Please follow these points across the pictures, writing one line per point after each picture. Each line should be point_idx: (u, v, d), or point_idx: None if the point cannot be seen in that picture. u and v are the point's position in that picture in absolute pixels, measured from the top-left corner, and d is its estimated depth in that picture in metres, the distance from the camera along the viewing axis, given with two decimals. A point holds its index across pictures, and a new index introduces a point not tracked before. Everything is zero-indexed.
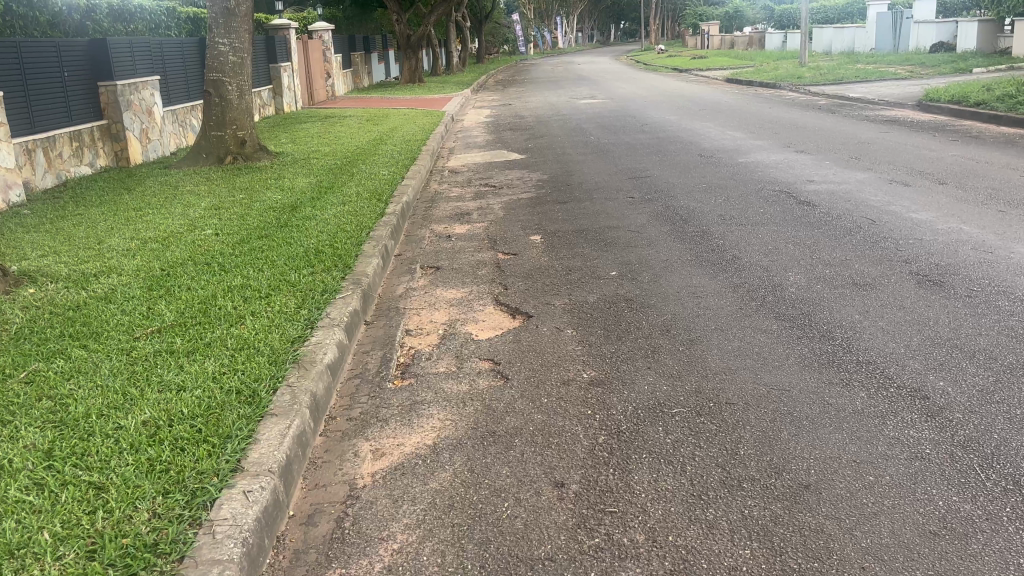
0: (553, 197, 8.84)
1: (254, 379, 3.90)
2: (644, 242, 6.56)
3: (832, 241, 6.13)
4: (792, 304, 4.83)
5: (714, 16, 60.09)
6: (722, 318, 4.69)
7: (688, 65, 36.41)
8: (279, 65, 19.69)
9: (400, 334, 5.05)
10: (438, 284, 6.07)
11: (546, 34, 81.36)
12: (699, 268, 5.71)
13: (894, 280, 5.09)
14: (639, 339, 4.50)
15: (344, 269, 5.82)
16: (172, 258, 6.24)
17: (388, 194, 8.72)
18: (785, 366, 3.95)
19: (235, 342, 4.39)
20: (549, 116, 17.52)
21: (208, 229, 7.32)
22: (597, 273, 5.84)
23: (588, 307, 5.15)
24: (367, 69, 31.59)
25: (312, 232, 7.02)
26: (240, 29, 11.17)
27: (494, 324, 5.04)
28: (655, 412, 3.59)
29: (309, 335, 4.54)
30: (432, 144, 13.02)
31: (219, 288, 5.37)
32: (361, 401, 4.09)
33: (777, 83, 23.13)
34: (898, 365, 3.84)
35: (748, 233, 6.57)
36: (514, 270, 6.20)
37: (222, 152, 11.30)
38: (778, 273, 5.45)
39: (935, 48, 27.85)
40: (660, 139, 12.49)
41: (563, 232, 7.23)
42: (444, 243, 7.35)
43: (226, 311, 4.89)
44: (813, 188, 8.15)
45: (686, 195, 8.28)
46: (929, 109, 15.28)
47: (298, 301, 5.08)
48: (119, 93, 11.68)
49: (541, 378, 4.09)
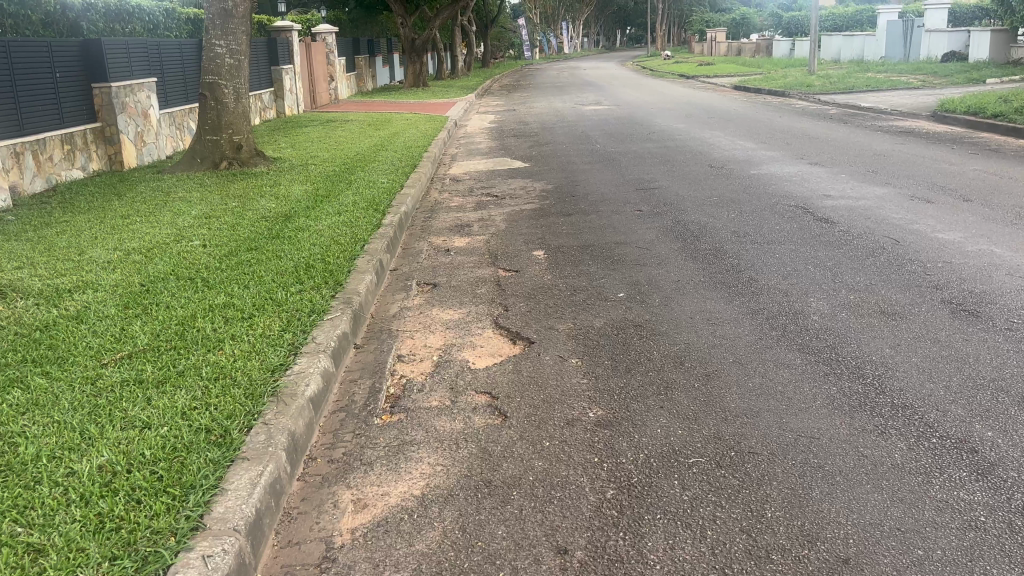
0: (557, 209, 8.47)
1: (227, 416, 3.54)
2: (653, 261, 6.19)
3: (855, 262, 5.78)
4: (817, 335, 4.47)
5: (720, 22, 59.76)
6: (741, 349, 4.33)
7: (694, 71, 36.08)
8: (280, 67, 19.34)
9: (390, 360, 4.70)
10: (434, 303, 5.71)
11: (551, 40, 81.09)
12: (713, 291, 5.35)
13: (926, 308, 4.75)
14: (649, 372, 4.15)
15: (334, 287, 5.47)
16: (154, 271, 5.89)
17: (386, 203, 8.37)
18: (812, 409, 3.60)
19: (212, 370, 4.04)
20: (555, 122, 17.17)
21: (196, 240, 6.96)
22: (604, 294, 5.48)
23: (594, 332, 4.79)
24: (370, 71, 31.27)
25: (303, 245, 6.66)
26: (237, 31, 10.84)
27: (493, 351, 4.69)
28: (669, 462, 3.25)
29: (291, 362, 4.19)
30: (434, 150, 12.68)
31: (200, 307, 5.02)
32: (344, 440, 3.73)
33: (786, 91, 22.74)
34: (939, 411, 3.49)
35: (764, 252, 6.21)
36: (515, 289, 5.84)
37: (217, 156, 10.97)
38: (800, 297, 5.10)
39: (947, 58, 27.49)
40: (668, 148, 12.12)
41: (568, 248, 6.87)
42: (442, 257, 6.99)
43: (204, 334, 4.54)
44: (831, 203, 7.78)
45: (696, 208, 7.92)
46: (944, 120, 14.93)
47: (283, 323, 4.72)
48: (112, 95, 11.33)
49: (543, 416, 3.74)
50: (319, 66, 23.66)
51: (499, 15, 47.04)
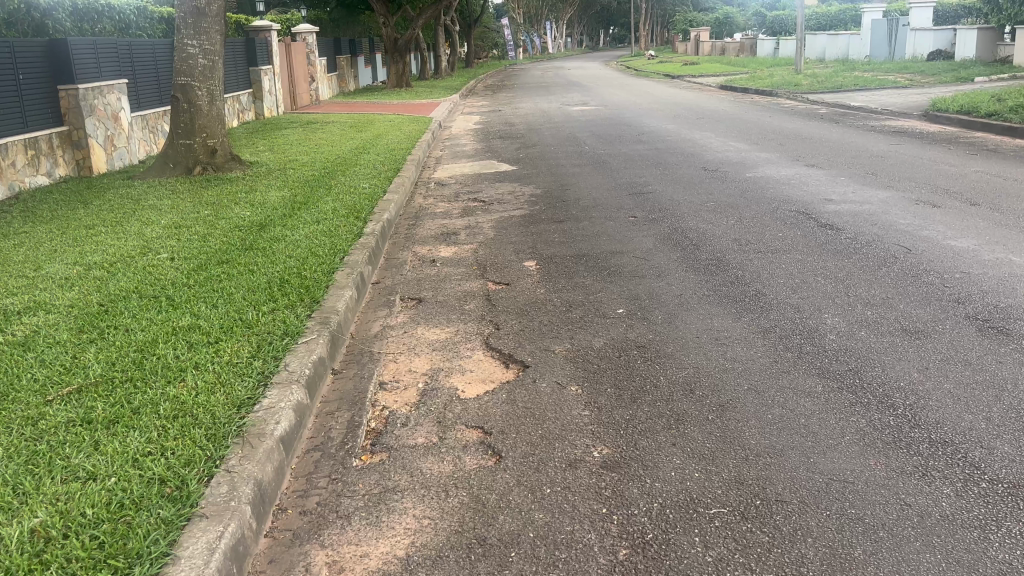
0: (548, 215, 8.09)
1: (184, 463, 3.13)
2: (653, 273, 5.81)
3: (867, 273, 5.42)
4: (835, 357, 4.10)
5: (703, 21, 59.55)
6: (756, 375, 3.95)
7: (680, 70, 35.82)
8: (258, 68, 18.84)
9: (372, 388, 4.29)
10: (420, 320, 5.30)
11: (535, 40, 80.77)
12: (719, 307, 4.97)
13: (950, 325, 4.38)
14: (657, 402, 3.76)
15: (310, 305, 5.07)
16: (116, 288, 5.47)
17: (367, 210, 7.97)
18: (842, 447, 3.22)
19: (172, 406, 3.63)
20: (541, 123, 16.80)
21: (162, 253, 6.53)
22: (602, 310, 5.10)
23: (593, 355, 4.40)
24: (352, 72, 30.77)
25: (278, 257, 6.25)
26: (210, 30, 10.37)
27: (483, 377, 4.29)
28: (688, 514, 2.87)
29: (260, 396, 3.79)
30: (418, 153, 12.27)
31: (163, 330, 4.61)
32: (318, 486, 3.33)
33: (773, 90, 22.49)
34: (985, 448, 3.12)
35: (769, 262, 5.85)
36: (506, 304, 5.44)
37: (190, 161, 10.50)
38: (813, 313, 4.73)
39: (933, 57, 27.27)
40: (659, 150, 11.78)
41: (561, 258, 6.48)
42: (428, 268, 6.58)
43: (165, 363, 4.13)
44: (834, 208, 7.44)
45: (693, 214, 7.56)
46: (936, 119, 14.67)
47: (253, 348, 4.32)
48: (80, 97, 10.84)
49: (542, 457, 3.34)
50: (300, 66, 23.17)
51: (482, 15, 46.66)
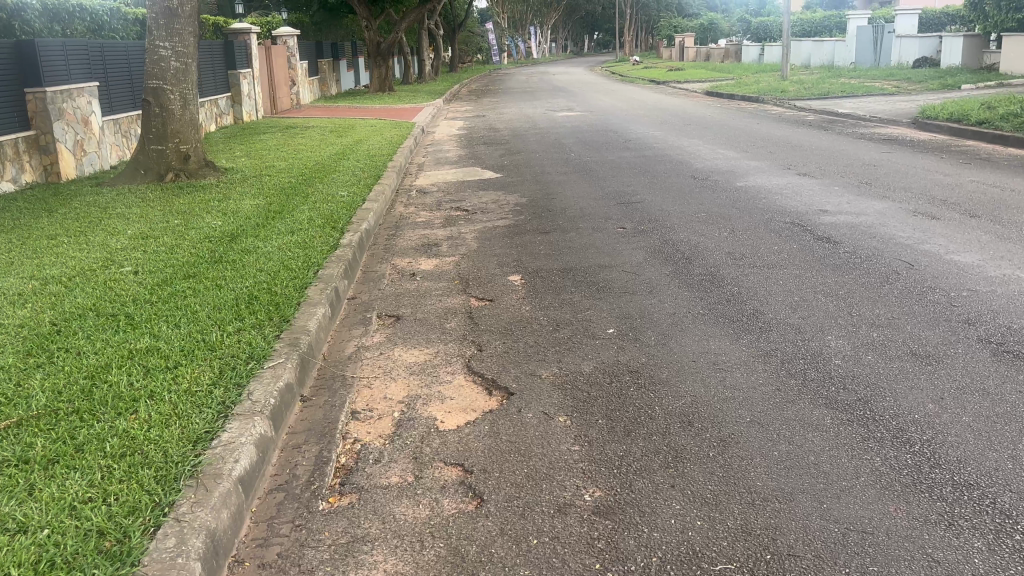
0: (533, 225, 7.80)
1: (127, 511, 2.79)
2: (644, 289, 5.52)
3: (869, 291, 5.15)
4: (844, 385, 3.82)
5: (688, 27, 59.58)
6: (759, 405, 3.67)
7: (665, 76, 35.66)
8: (237, 71, 18.46)
9: (343, 418, 3.96)
10: (398, 340, 4.98)
11: (520, 45, 80.64)
12: (716, 327, 4.68)
13: (963, 349, 4.11)
14: (653, 436, 3.46)
15: (279, 325, 4.74)
16: (72, 306, 5.11)
17: (344, 219, 7.65)
18: (857, 490, 2.93)
19: (120, 441, 3.29)
20: (526, 129, 16.54)
21: (126, 266, 6.17)
22: (592, 330, 4.80)
23: (582, 381, 4.09)
24: (334, 76, 30.40)
25: (248, 270, 5.91)
26: (183, 32, 10.01)
27: (464, 405, 3.97)
28: (690, 570, 2.57)
29: (219, 429, 3.45)
30: (400, 159, 11.94)
31: (118, 353, 4.26)
32: (279, 534, 3.00)
33: (760, 97, 22.34)
34: (1015, 493, 2.84)
35: (766, 278, 5.57)
36: (490, 323, 5.13)
37: (162, 168, 10.14)
38: (815, 336, 4.46)
39: (919, 64, 27.17)
40: (647, 157, 11.52)
41: (547, 271, 6.18)
42: (407, 283, 6.26)
43: (117, 390, 3.77)
44: (829, 220, 7.19)
45: (684, 225, 7.29)
46: (926, 127, 14.51)
47: (215, 374, 3.98)
48: (48, 100, 10.45)
49: (528, 501, 3.03)
50: (280, 70, 22.78)
51: (466, 21, 46.41)
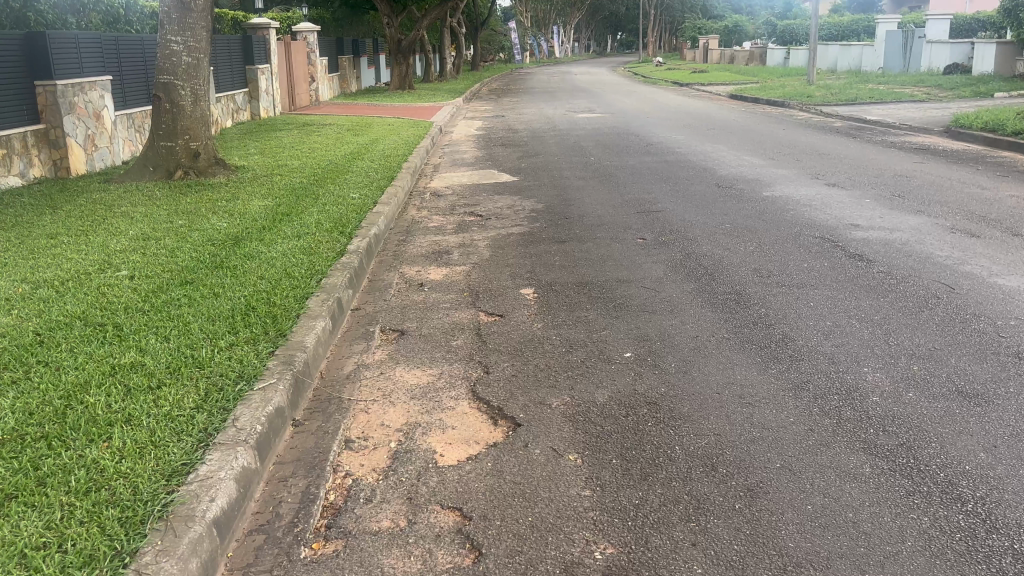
0: (549, 233, 7.48)
1: (83, 561, 2.50)
2: (664, 307, 5.19)
3: (908, 317, 4.80)
4: (883, 427, 3.48)
5: (713, 29, 58.92)
6: (791, 449, 3.34)
7: (689, 78, 35.20)
8: (255, 67, 18.24)
9: (336, 447, 3.66)
10: (400, 358, 4.68)
11: (542, 44, 80.15)
12: (742, 354, 4.35)
13: (1016, 388, 3.76)
14: (672, 482, 3.14)
15: (275, 340, 4.44)
16: (59, 314, 4.83)
17: (354, 223, 7.37)
18: (905, 559, 2.61)
19: (86, 474, 2.99)
20: (546, 130, 16.19)
21: (123, 269, 5.90)
22: (607, 354, 4.47)
23: (596, 412, 3.77)
24: (354, 73, 30.20)
25: (248, 278, 5.63)
26: (196, 26, 9.77)
27: (466, 437, 3.66)
28: None
29: (197, 462, 3.16)
30: (415, 160, 11.65)
31: (99, 369, 3.97)
32: None
33: (786, 101, 21.86)
34: None
35: (795, 299, 5.23)
36: (499, 342, 4.81)
37: (171, 165, 9.90)
38: (850, 367, 4.12)
39: (951, 69, 26.79)
40: (669, 163, 11.17)
41: (562, 285, 5.87)
42: (414, 294, 5.96)
43: (93, 412, 3.48)
44: (861, 235, 6.83)
45: (707, 237, 6.96)
46: (959, 137, 14.04)
47: (200, 397, 3.69)
48: (58, 93, 10.24)
49: (531, 557, 2.72)
50: (299, 65, 22.57)
51: (489, 19, 46.00)
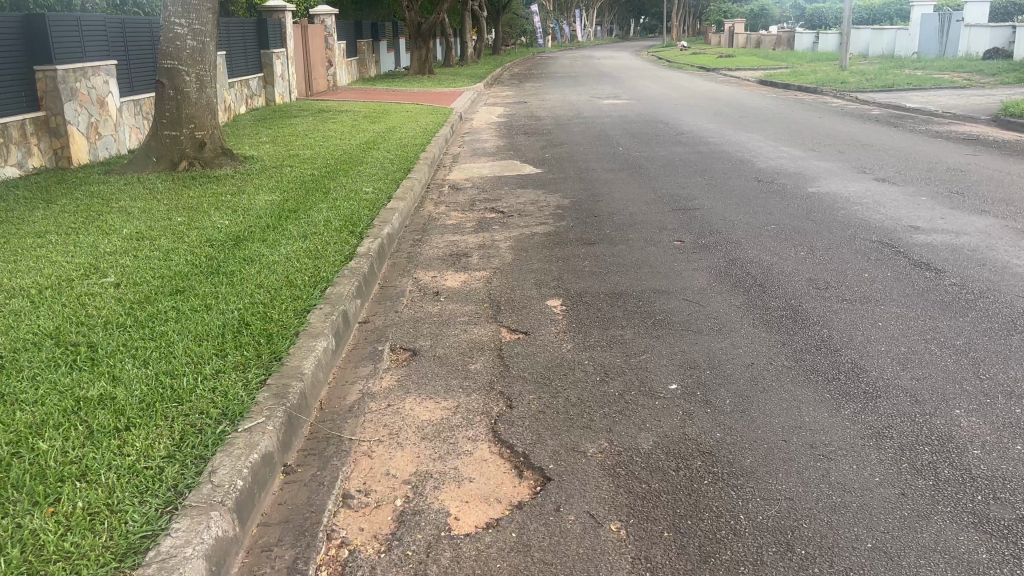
0: (576, 234, 6.87)
1: None
2: (711, 326, 4.58)
3: (996, 342, 4.15)
4: (992, 493, 2.85)
5: (738, 12, 57.67)
6: (883, 522, 2.73)
7: (714, 63, 34.27)
8: (271, 51, 17.67)
9: (331, 505, 3.08)
10: (410, 385, 4.11)
11: (563, 28, 78.96)
12: (808, 388, 3.73)
13: None
14: (740, 568, 2.54)
15: (267, 367, 3.86)
16: (29, 331, 4.29)
17: (365, 222, 6.77)
18: None
19: (21, 554, 2.45)
20: (570, 117, 15.53)
21: (110, 275, 5.35)
22: (649, 385, 3.87)
23: (640, 464, 3.17)
24: (372, 57, 29.52)
25: (244, 287, 5.05)
26: (200, 7, 9.18)
27: (485, 494, 3.07)
28: None
29: (159, 532, 2.60)
30: (432, 149, 11.06)
31: (61, 404, 3.41)
32: None
33: (818, 87, 21.02)
34: None
35: (861, 317, 4.59)
36: (524, 367, 4.22)
37: (175, 156, 9.37)
38: (940, 408, 3.49)
39: (991, 54, 25.82)
40: (702, 154, 10.52)
41: (592, 295, 5.27)
42: (429, 304, 5.37)
43: (42, 465, 2.93)
44: (923, 239, 6.18)
45: (752, 240, 6.32)
46: (1008, 126, 13.22)
47: (173, 443, 3.12)
48: (59, 79, 9.73)
49: None
50: (316, 49, 21.97)
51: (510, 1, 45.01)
